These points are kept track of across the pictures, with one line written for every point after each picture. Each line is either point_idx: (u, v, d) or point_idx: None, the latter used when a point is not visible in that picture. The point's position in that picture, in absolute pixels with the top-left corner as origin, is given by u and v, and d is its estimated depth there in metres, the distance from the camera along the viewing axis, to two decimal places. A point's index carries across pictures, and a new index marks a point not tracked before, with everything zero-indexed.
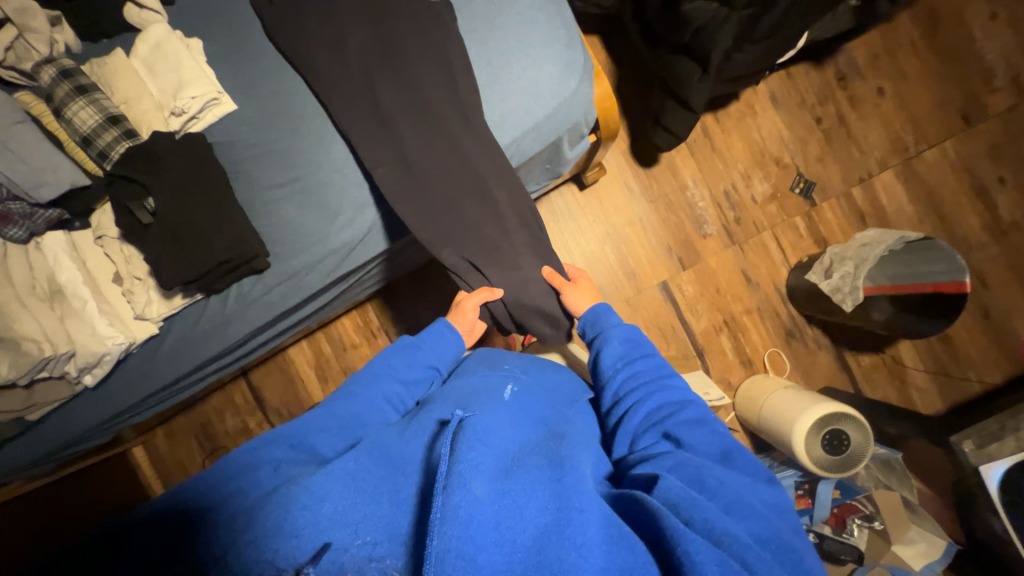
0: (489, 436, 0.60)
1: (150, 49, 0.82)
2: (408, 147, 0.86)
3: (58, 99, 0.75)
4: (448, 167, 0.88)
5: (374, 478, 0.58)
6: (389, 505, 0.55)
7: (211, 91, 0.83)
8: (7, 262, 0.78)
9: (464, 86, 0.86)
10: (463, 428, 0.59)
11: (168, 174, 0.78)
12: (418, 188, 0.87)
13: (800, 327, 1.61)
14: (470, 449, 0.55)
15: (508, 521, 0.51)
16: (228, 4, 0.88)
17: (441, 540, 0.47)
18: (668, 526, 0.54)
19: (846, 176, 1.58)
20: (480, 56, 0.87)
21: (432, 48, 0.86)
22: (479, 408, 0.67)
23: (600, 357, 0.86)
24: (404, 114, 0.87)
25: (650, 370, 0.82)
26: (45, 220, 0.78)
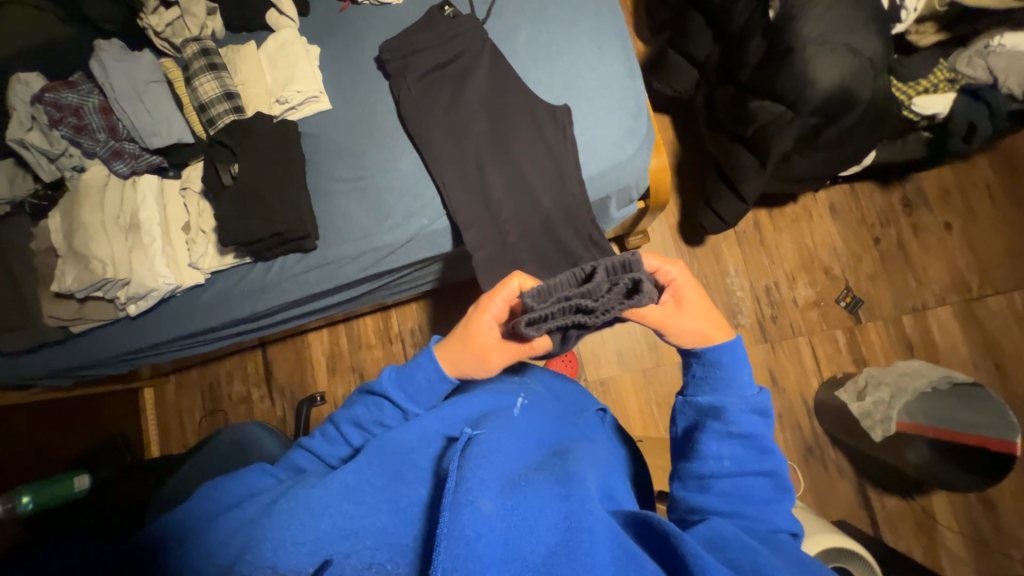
0: (496, 453, 0.56)
1: (277, 46, 0.96)
2: (470, 185, 0.90)
3: (192, 70, 0.87)
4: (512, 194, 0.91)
5: (375, 482, 0.55)
6: (389, 518, 0.51)
7: (313, 91, 0.95)
8: (104, 191, 0.88)
9: (532, 137, 0.91)
10: (470, 444, 0.55)
11: (255, 149, 0.88)
12: (472, 212, 0.90)
13: (823, 446, 1.49)
14: (477, 465, 0.51)
15: (514, 536, 0.47)
16: (351, 24, 1.01)
17: (443, 535, 0.44)
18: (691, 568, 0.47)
19: (898, 302, 1.52)
20: (549, 109, 0.90)
21: (510, 93, 0.92)
22: (490, 423, 0.63)
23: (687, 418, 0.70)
24: (467, 151, 0.91)
25: (750, 458, 0.64)
26: (147, 164, 0.90)
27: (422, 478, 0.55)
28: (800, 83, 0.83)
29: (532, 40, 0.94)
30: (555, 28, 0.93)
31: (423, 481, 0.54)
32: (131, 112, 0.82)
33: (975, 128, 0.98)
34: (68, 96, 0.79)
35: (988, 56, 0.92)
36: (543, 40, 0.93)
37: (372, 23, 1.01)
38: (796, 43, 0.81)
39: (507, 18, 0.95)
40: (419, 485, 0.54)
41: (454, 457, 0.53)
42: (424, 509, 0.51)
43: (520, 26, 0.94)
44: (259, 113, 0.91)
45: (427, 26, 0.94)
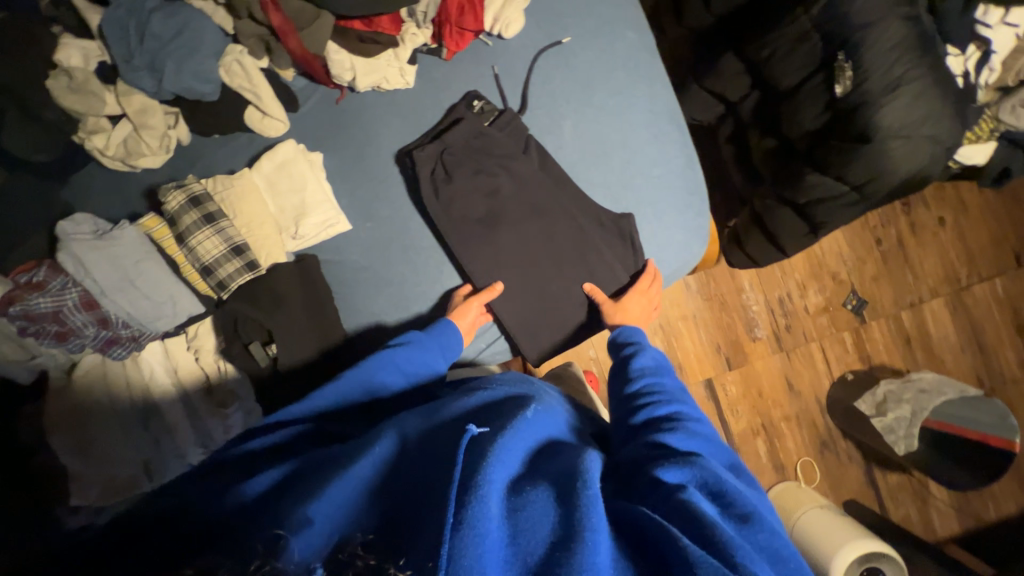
0: (508, 453, 0.47)
1: (276, 166, 0.79)
2: (529, 313, 0.83)
3: (183, 225, 0.71)
4: (576, 312, 0.85)
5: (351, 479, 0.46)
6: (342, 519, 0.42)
7: (331, 217, 0.81)
8: (106, 384, 0.73)
9: (591, 249, 0.83)
10: (481, 441, 0.47)
11: (285, 314, 0.76)
12: (541, 338, 0.84)
13: (835, 439, 1.62)
14: (493, 466, 0.44)
15: (515, 546, 0.41)
16: (357, 121, 0.84)
17: (450, 545, 0.37)
18: (683, 543, 0.42)
19: (897, 299, 1.61)
20: (608, 216, 0.83)
21: (561, 199, 0.83)
22: (496, 414, 0.54)
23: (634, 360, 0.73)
24: (522, 271, 0.83)
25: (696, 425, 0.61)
26: (150, 338, 0.76)
27: (420, 469, 0.47)
28: (871, 172, 0.79)
29: (578, 132, 0.83)
30: (603, 116, 0.83)
31: (427, 478, 0.45)
32: (124, 301, 0.68)
33: (1008, 171, 0.99)
34: (39, 305, 0.66)
35: None
36: (592, 132, 0.83)
37: (382, 117, 0.85)
38: (873, 134, 0.76)
39: (547, 108, 0.83)
40: (417, 480, 0.45)
41: (463, 457, 0.44)
42: (420, 508, 0.42)
43: (563, 116, 0.83)
44: (276, 261, 0.77)
45: (459, 128, 0.81)
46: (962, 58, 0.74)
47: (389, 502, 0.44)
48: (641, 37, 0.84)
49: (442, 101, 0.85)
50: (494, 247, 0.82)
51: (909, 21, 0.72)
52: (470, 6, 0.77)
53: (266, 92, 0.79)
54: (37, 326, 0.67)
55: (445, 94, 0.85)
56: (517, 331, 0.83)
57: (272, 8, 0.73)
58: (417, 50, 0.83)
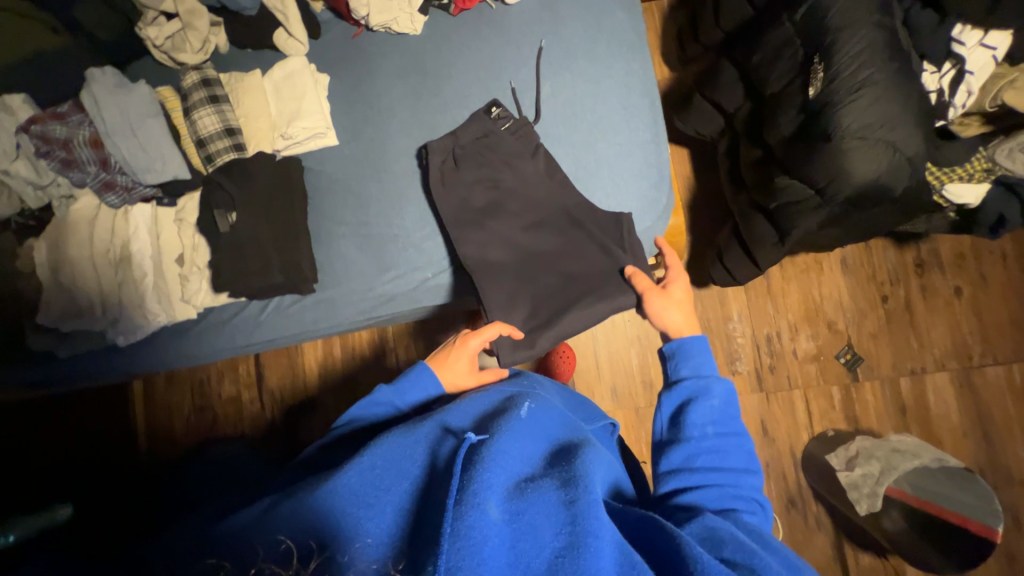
0: (504, 456, 0.53)
1: (284, 75, 0.90)
2: (472, 244, 0.85)
3: (190, 101, 0.83)
4: (519, 257, 0.88)
5: (376, 477, 0.52)
6: (371, 505, 0.49)
7: (320, 126, 0.90)
8: (95, 224, 0.83)
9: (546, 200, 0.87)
10: (477, 448, 0.53)
11: (255, 195, 0.84)
12: (481, 273, 0.86)
13: (806, 499, 1.49)
14: (487, 469, 0.50)
15: (521, 546, 0.46)
16: (364, 53, 0.95)
17: (448, 551, 0.43)
18: (689, 551, 0.48)
19: (896, 362, 1.51)
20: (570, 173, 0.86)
21: (526, 146, 0.87)
22: (491, 425, 0.59)
23: (688, 413, 0.67)
24: (477, 206, 0.88)
25: (733, 461, 0.63)
26: (140, 196, 0.86)
27: (428, 477, 0.52)
28: (832, 172, 0.79)
29: (555, 94, 0.89)
30: (581, 82, 0.89)
31: (432, 485, 0.51)
32: (124, 147, 0.79)
33: (1004, 219, 0.94)
34: (56, 131, 0.79)
35: None
36: (567, 96, 0.89)
37: (386, 53, 0.95)
38: (834, 132, 0.77)
39: (531, 68, 0.90)
40: (427, 484, 0.51)
41: (459, 465, 0.50)
42: (428, 511, 0.48)
43: (544, 77, 0.90)
44: (261, 150, 0.86)
45: (471, 126, 0.88)
46: (937, 74, 0.76)
47: (409, 497, 0.51)
48: (631, 20, 0.90)
49: (442, 49, 0.94)
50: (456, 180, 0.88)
51: (883, 29, 0.75)
52: None
53: (293, 14, 0.91)
54: (49, 148, 0.79)
55: (445, 43, 0.94)
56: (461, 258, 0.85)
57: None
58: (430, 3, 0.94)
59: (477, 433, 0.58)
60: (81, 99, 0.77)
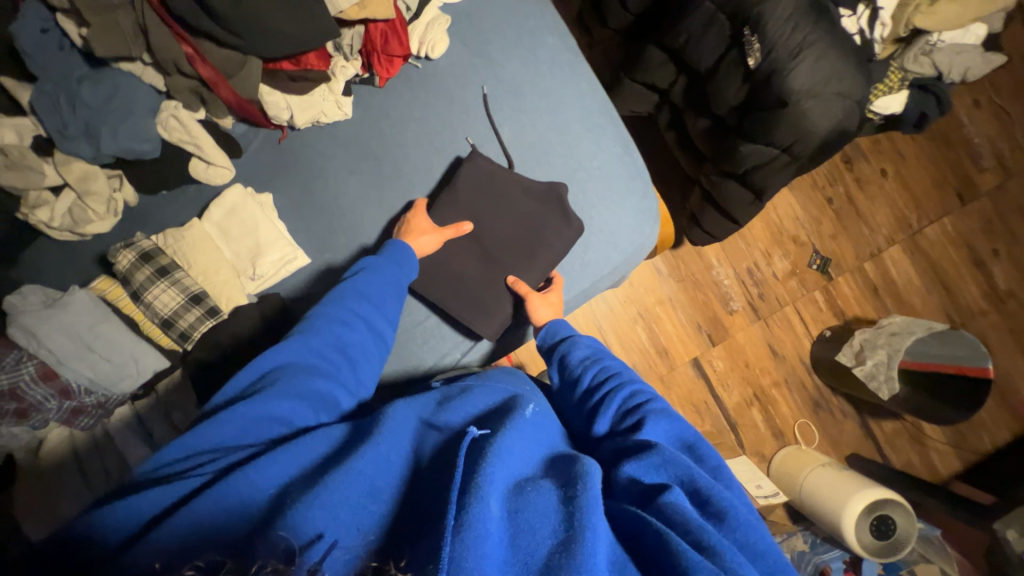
0: (510, 456, 0.47)
1: (225, 212, 0.80)
2: (497, 317, 0.83)
3: (137, 283, 0.74)
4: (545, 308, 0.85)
5: (377, 466, 0.46)
6: (353, 498, 0.43)
7: (286, 254, 0.81)
8: (79, 457, 0.71)
9: (540, 240, 0.84)
10: (482, 444, 0.47)
11: (253, 356, 0.75)
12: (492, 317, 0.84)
13: (826, 396, 1.63)
14: (491, 467, 0.44)
15: (519, 545, 0.41)
16: (301, 156, 0.86)
17: (451, 547, 0.38)
18: (678, 548, 0.42)
19: (857, 252, 1.67)
20: (562, 210, 0.84)
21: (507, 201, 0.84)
22: (493, 418, 0.54)
23: (601, 364, 0.70)
24: (481, 276, 0.84)
25: (663, 423, 0.60)
26: (117, 402, 0.75)
27: (433, 471, 0.47)
28: (796, 131, 0.83)
29: (517, 136, 0.87)
30: (537, 118, 0.87)
31: (435, 479, 0.45)
32: (83, 368, 0.71)
33: (926, 115, 1.04)
34: None
35: (932, 53, 0.98)
36: (529, 135, 0.87)
37: (324, 148, 0.86)
38: (789, 97, 0.81)
39: (482, 118, 0.87)
40: (428, 475, 0.46)
41: (462, 463, 0.45)
42: (428, 508, 0.43)
43: (500, 123, 0.87)
44: (237, 303, 0.77)
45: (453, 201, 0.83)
46: (855, 17, 0.83)
47: (409, 496, 0.45)
48: (561, 41, 0.89)
49: (382, 125, 0.87)
50: (456, 259, 0.84)
51: None
52: (394, 36, 0.81)
53: (206, 141, 0.80)
54: None
55: (383, 119, 0.87)
56: (485, 328, 0.83)
57: (200, 60, 0.74)
58: (350, 81, 0.86)
59: (478, 428, 0.51)
60: (10, 335, 0.69)
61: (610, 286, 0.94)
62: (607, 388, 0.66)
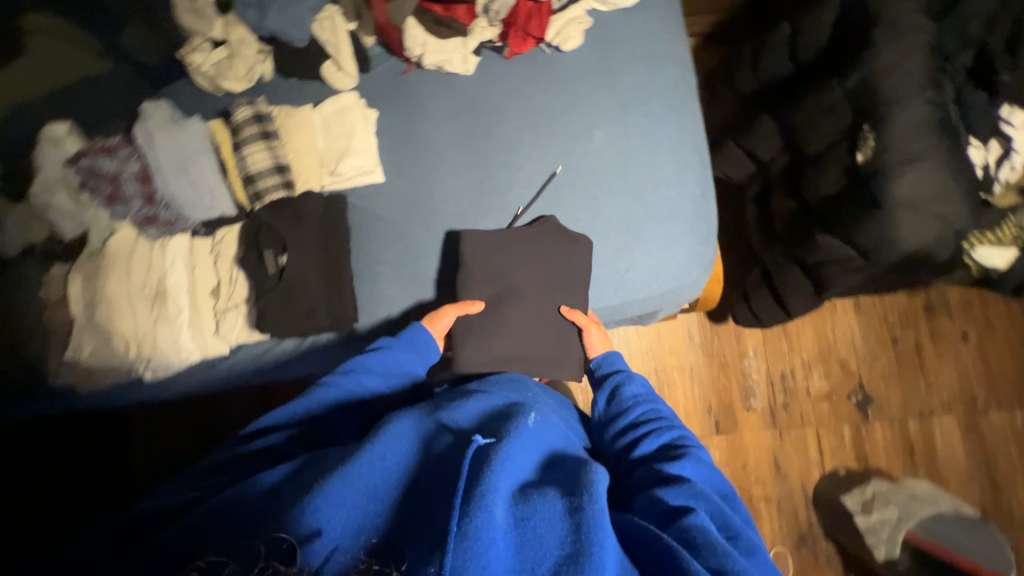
0: (513, 461, 0.49)
1: (334, 111, 0.89)
2: (574, 362, 0.87)
3: (241, 136, 0.82)
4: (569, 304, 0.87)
5: (378, 470, 0.48)
6: (357, 501, 0.46)
7: (369, 165, 0.89)
8: (131, 258, 0.80)
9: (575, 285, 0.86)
10: (484, 452, 0.49)
11: (303, 236, 0.83)
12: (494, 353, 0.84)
13: (815, 537, 1.49)
14: (494, 475, 0.46)
15: (525, 552, 0.43)
16: (416, 90, 0.94)
17: (453, 554, 0.40)
18: (693, 568, 0.46)
19: (905, 404, 1.55)
20: (565, 231, 0.86)
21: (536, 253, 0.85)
22: (498, 424, 0.55)
23: (651, 405, 0.74)
24: (537, 333, 0.87)
25: (702, 466, 0.65)
26: (181, 229, 0.83)
27: (428, 477, 0.49)
28: (879, 237, 0.81)
29: (608, 142, 0.90)
30: (633, 133, 0.90)
31: (433, 487, 0.47)
32: (173, 183, 0.81)
33: None
34: (105, 165, 0.79)
35: None
36: (620, 145, 0.90)
37: (437, 91, 0.94)
38: (885, 201, 0.80)
39: (583, 116, 0.91)
40: (426, 478, 0.49)
41: (465, 469, 0.46)
42: (428, 510, 0.45)
43: (598, 125, 0.91)
44: (310, 188, 0.85)
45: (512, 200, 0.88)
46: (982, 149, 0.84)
47: (417, 491, 0.47)
48: (683, 77, 0.93)
49: (494, 90, 0.93)
50: (502, 330, 0.85)
51: (933, 106, 0.79)
52: (536, 16, 0.90)
53: (346, 49, 0.90)
54: (95, 182, 0.79)
55: (497, 86, 0.93)
56: (568, 374, 0.88)
57: None
58: (483, 45, 0.93)
59: (484, 434, 0.53)
60: (134, 133, 0.80)
61: (638, 313, 0.93)
62: (654, 424, 0.70)
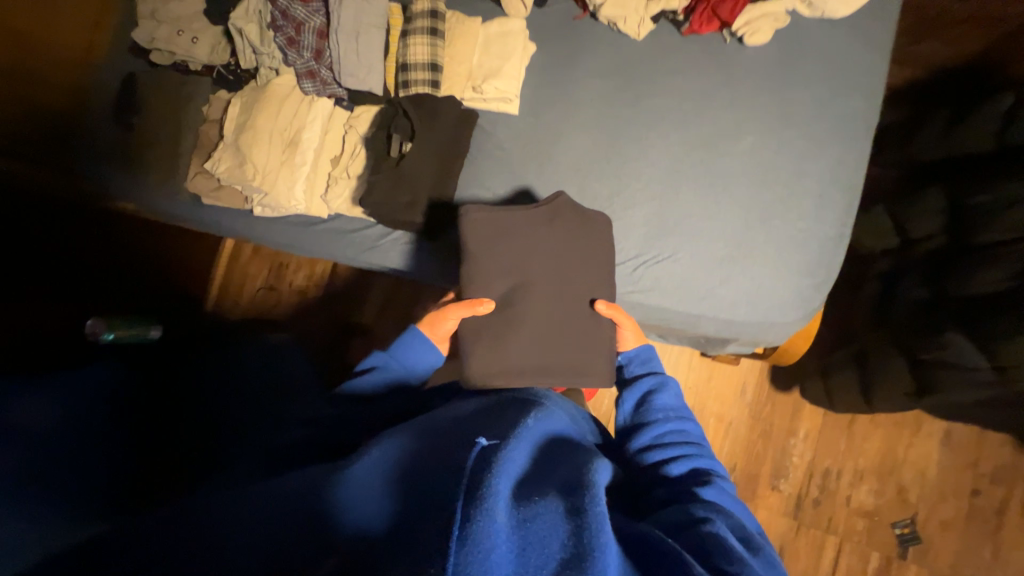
0: (515, 462, 0.48)
1: (499, 32, 0.89)
2: (597, 358, 0.83)
3: (413, 26, 0.85)
4: (646, 295, 0.85)
5: (369, 480, 0.48)
6: (348, 508, 0.46)
7: (510, 93, 0.89)
8: (283, 102, 0.88)
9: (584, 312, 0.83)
10: (486, 450, 0.47)
11: (432, 140, 0.86)
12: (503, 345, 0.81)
13: None
14: (497, 473, 0.44)
15: (528, 553, 0.40)
16: (581, 39, 0.93)
17: (458, 556, 0.37)
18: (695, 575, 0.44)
19: (957, 561, 1.35)
20: (577, 209, 0.84)
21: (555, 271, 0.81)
22: (501, 429, 0.54)
23: (684, 422, 0.72)
24: (555, 332, 0.83)
25: (724, 491, 0.64)
26: (330, 93, 0.90)
27: (426, 471, 0.47)
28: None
29: (754, 150, 0.84)
30: (785, 150, 0.83)
31: (429, 484, 0.45)
32: (341, 48, 0.84)
33: None
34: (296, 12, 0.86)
35: None
36: (766, 158, 0.83)
37: (601, 47, 0.92)
38: None
39: (739, 117, 0.85)
40: (423, 474, 0.47)
41: (467, 467, 0.45)
42: (429, 505, 0.42)
43: (750, 130, 0.84)
44: (451, 94, 0.88)
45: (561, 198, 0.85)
46: None
47: (416, 489, 0.45)
48: (866, 112, 0.83)
49: (657, 62, 0.90)
50: (513, 325, 0.82)
51: None
52: None
53: None
54: (283, 25, 0.84)
55: (662, 59, 0.90)
56: (591, 378, 0.83)
57: None
58: (665, 14, 0.89)
59: (486, 434, 0.51)
60: None
61: (710, 334, 0.88)
62: (683, 446, 0.69)
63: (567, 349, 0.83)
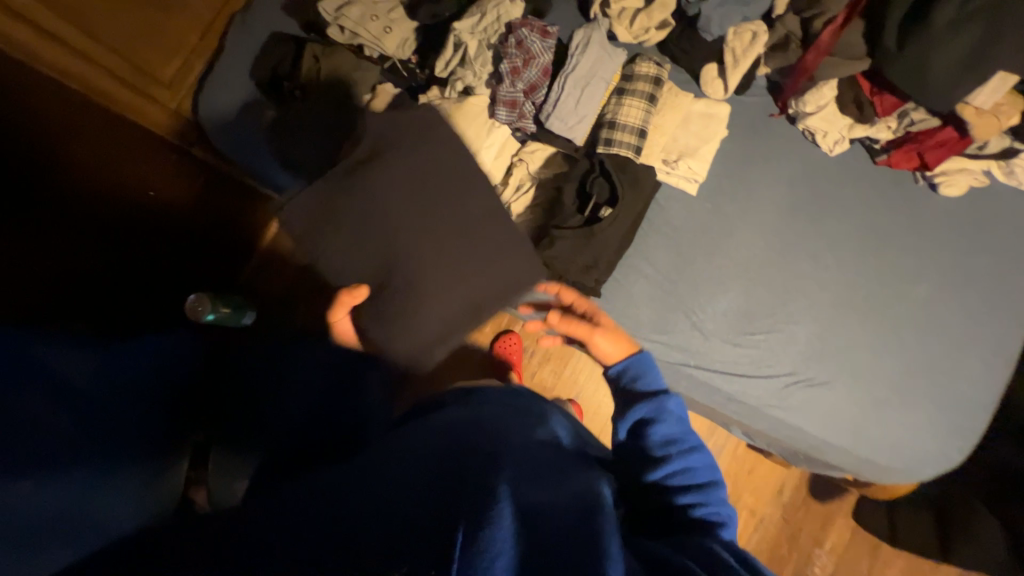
0: (518, 476, 0.46)
1: (703, 112, 0.87)
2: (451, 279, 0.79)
3: (634, 89, 0.84)
4: (798, 417, 0.83)
5: (363, 496, 0.43)
6: (342, 522, 0.41)
7: (699, 176, 0.86)
8: (473, 121, 0.82)
9: (444, 233, 0.78)
10: (490, 465, 0.46)
11: (624, 203, 0.82)
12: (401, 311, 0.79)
13: None
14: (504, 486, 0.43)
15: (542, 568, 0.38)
16: (773, 137, 0.90)
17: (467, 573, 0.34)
18: None
19: None
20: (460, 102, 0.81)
21: (419, 214, 0.78)
22: (500, 442, 0.51)
23: (678, 438, 0.59)
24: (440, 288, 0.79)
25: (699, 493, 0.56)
26: (520, 126, 0.84)
27: (429, 488, 0.44)
28: None
29: (926, 298, 0.85)
30: (954, 308, 0.85)
31: (434, 502, 0.41)
32: (561, 89, 0.82)
33: None
34: (529, 40, 0.81)
35: None
36: (937, 310, 0.85)
37: (792, 151, 0.90)
38: None
39: (915, 262, 0.86)
40: (428, 491, 0.43)
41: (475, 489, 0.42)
42: (437, 521, 0.39)
43: (925, 278, 0.86)
44: (648, 163, 0.85)
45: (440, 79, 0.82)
46: None
47: (421, 505, 0.42)
48: None
49: (845, 183, 0.89)
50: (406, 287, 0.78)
51: None
52: (945, 148, 0.83)
53: (745, 65, 0.85)
54: (515, 52, 0.81)
55: (850, 182, 0.89)
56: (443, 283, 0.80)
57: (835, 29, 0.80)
58: (863, 139, 0.89)
59: (487, 451, 0.49)
60: (575, 33, 0.84)
61: (839, 467, 0.87)
62: (682, 467, 0.58)
63: (450, 308, 0.79)
